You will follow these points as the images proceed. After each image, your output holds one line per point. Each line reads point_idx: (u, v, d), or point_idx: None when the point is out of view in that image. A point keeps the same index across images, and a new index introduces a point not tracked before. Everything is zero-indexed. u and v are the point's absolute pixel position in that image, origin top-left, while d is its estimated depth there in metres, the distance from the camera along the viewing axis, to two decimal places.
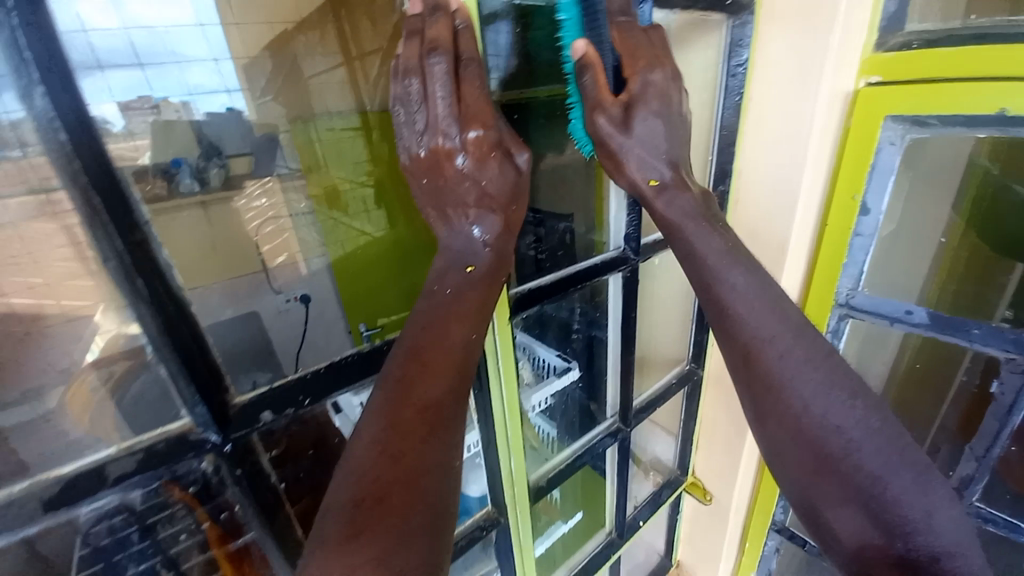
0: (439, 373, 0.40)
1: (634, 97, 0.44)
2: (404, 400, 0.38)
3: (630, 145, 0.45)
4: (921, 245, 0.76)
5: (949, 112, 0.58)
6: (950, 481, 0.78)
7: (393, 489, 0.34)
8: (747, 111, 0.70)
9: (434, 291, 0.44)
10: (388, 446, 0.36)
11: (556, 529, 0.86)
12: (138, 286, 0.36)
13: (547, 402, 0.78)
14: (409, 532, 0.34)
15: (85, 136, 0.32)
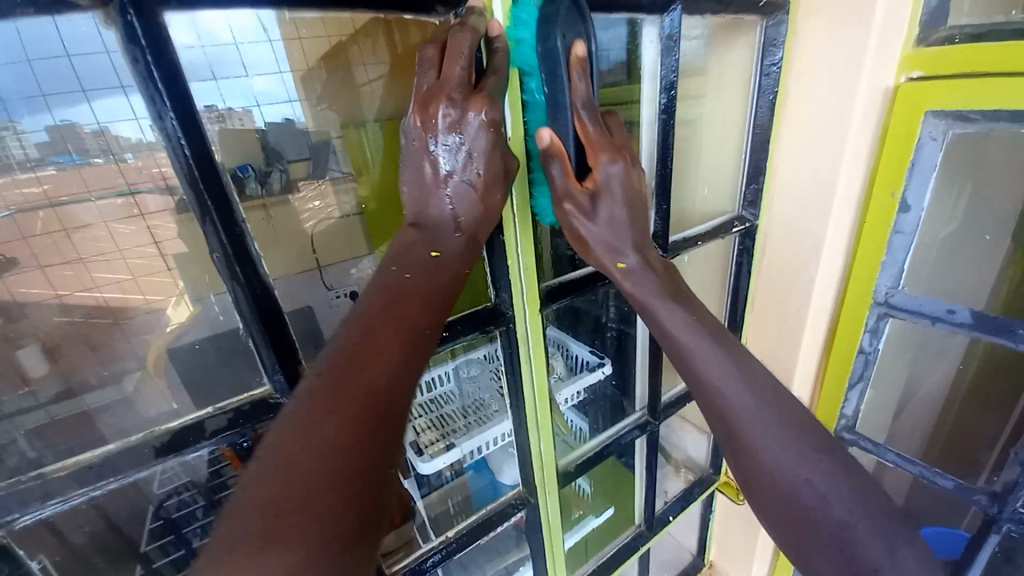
0: (386, 359, 0.38)
1: (600, 187, 0.49)
2: (345, 387, 0.35)
3: (595, 227, 0.52)
4: (974, 246, 0.77)
5: (992, 106, 0.57)
6: (995, 485, 0.74)
7: (334, 479, 0.32)
8: (782, 109, 0.70)
9: (396, 270, 0.43)
10: (325, 435, 0.33)
11: (587, 523, 0.89)
12: (235, 273, 0.42)
13: (580, 397, 0.80)
14: (350, 523, 0.32)
15: (201, 147, 0.39)
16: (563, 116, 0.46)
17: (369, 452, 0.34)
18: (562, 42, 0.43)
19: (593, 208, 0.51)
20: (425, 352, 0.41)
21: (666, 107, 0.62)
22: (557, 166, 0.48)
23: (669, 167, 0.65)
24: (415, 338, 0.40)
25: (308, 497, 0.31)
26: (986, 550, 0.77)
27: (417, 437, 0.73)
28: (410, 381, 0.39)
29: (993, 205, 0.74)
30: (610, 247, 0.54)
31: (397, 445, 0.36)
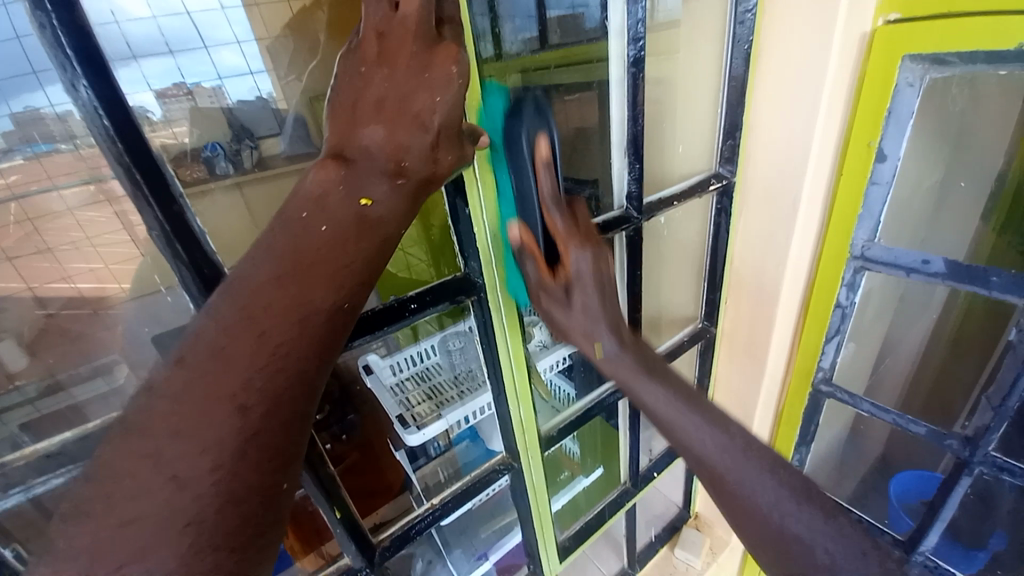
0: (285, 352, 0.34)
1: (572, 281, 0.53)
2: (212, 398, 0.32)
3: (571, 314, 0.55)
4: (950, 196, 0.78)
5: (969, 48, 0.56)
6: (966, 430, 0.77)
7: (198, 517, 0.31)
8: (758, 59, 0.68)
9: (308, 221, 0.36)
10: (185, 462, 0.31)
11: (577, 483, 0.92)
12: (176, 251, 0.41)
13: (565, 363, 0.81)
14: (223, 558, 0.32)
15: (122, 120, 0.37)
16: (532, 216, 0.50)
17: (243, 476, 0.32)
18: (526, 144, 0.45)
19: (566, 297, 0.54)
20: (329, 337, 0.37)
21: (635, 61, 0.62)
22: (528, 257, 0.52)
23: (640, 125, 0.65)
24: (318, 321, 0.36)
25: (164, 541, 0.30)
26: (957, 490, 0.81)
27: (411, 408, 0.73)
28: (307, 379, 0.36)
29: (969, 156, 0.74)
30: (587, 333, 0.56)
31: (283, 458, 0.35)
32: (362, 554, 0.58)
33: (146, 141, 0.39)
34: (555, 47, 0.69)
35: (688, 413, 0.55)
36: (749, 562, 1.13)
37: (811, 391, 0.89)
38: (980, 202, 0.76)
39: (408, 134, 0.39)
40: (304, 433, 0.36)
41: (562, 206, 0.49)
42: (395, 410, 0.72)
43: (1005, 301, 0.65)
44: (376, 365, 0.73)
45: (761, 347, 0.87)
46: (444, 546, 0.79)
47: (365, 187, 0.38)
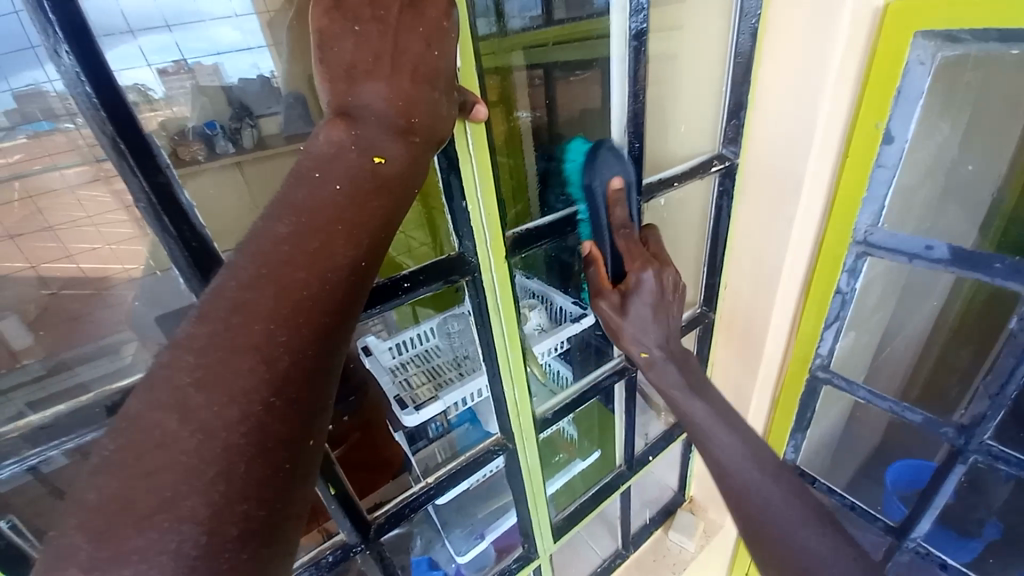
0: (306, 308, 0.33)
1: (628, 291, 0.63)
2: (237, 347, 0.30)
3: (625, 322, 0.65)
4: (957, 179, 0.77)
5: (982, 26, 0.55)
6: (962, 419, 0.76)
7: (225, 469, 0.29)
8: (764, 37, 0.66)
9: (322, 179, 0.35)
10: (212, 412, 0.29)
11: (574, 466, 0.93)
12: (165, 225, 0.40)
13: (564, 346, 0.83)
14: (258, 513, 0.29)
15: (107, 88, 0.36)
16: (601, 237, 0.62)
17: (274, 427, 0.31)
18: (598, 183, 0.60)
19: (623, 306, 0.64)
20: (353, 296, 0.36)
21: (637, 34, 0.60)
22: (594, 270, 0.64)
23: (641, 101, 0.64)
24: (340, 278, 0.35)
25: (191, 492, 0.28)
26: (951, 479, 0.81)
27: (410, 390, 0.74)
28: (332, 336, 0.34)
29: (977, 143, 0.74)
30: (636, 340, 0.66)
31: (311, 414, 0.33)
32: (357, 529, 0.58)
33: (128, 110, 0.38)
34: (558, 24, 0.76)
35: (715, 424, 0.65)
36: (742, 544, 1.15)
37: (808, 377, 0.89)
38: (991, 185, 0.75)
39: (417, 98, 0.39)
40: (329, 392, 0.34)
41: (631, 234, 0.61)
42: (392, 392, 0.74)
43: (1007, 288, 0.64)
44: (375, 347, 0.78)
45: (760, 335, 0.86)
46: (443, 526, 0.82)
47: (377, 144, 0.37)
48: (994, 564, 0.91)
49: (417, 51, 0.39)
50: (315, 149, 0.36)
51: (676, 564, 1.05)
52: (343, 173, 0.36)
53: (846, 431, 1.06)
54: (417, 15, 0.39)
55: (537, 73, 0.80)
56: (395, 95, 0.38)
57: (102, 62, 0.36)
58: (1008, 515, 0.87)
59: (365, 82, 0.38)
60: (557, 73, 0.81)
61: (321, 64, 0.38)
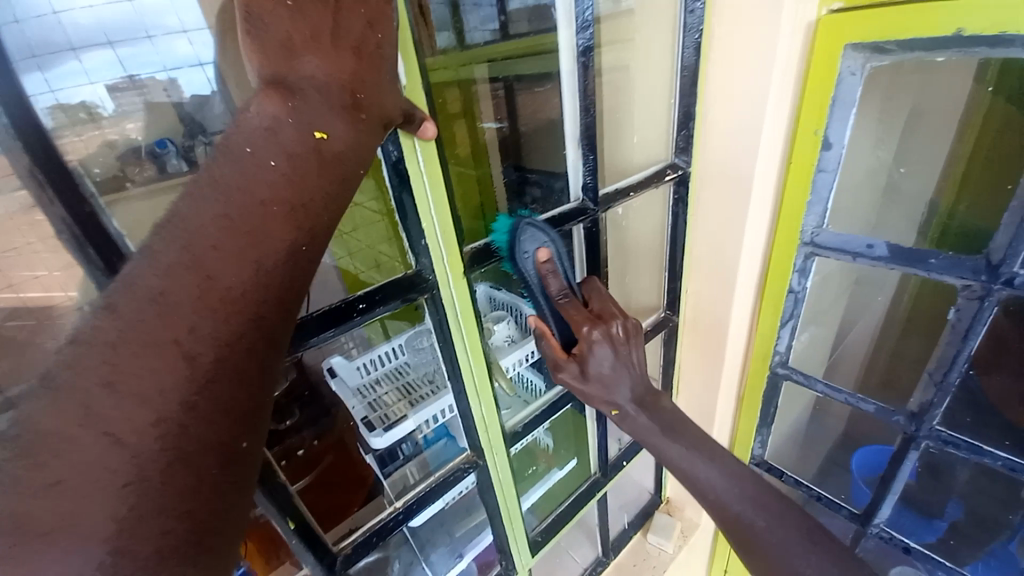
0: (235, 299, 0.32)
1: (581, 357, 0.61)
2: (154, 344, 0.30)
3: (591, 382, 0.64)
4: (901, 182, 0.81)
5: (907, 37, 0.58)
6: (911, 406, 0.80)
7: (140, 474, 0.29)
8: (709, 49, 0.69)
9: (256, 158, 0.34)
10: (129, 418, 0.29)
11: (552, 475, 0.93)
12: (89, 255, 0.38)
13: (534, 356, 0.84)
14: (174, 530, 0.30)
15: (23, 117, 0.35)
16: (547, 313, 0.63)
17: (198, 433, 0.31)
18: (528, 258, 0.59)
19: (583, 371, 0.63)
20: (291, 284, 0.36)
21: (585, 49, 0.62)
22: (545, 342, 0.63)
23: (592, 115, 0.66)
24: (276, 263, 0.35)
25: (101, 500, 0.28)
26: (908, 463, 0.85)
27: (379, 410, 0.73)
28: (264, 330, 0.34)
29: (915, 140, 0.78)
30: (607, 398, 0.65)
31: (238, 416, 0.33)
32: (321, 563, 0.56)
33: (49, 139, 0.37)
34: (513, 38, 0.79)
35: (693, 460, 0.64)
36: (720, 542, 1.16)
37: (768, 373, 0.92)
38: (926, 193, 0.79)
39: (360, 87, 0.39)
40: (264, 385, 0.35)
41: (570, 301, 0.60)
42: (361, 414, 0.73)
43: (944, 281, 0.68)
44: (341, 367, 0.73)
45: (721, 334, 0.89)
46: (420, 548, 0.80)
47: (320, 120, 0.37)
48: (956, 546, 0.95)
49: (358, 31, 0.38)
50: (248, 125, 0.34)
51: (656, 566, 1.06)
52: (278, 149, 0.35)
53: (811, 420, 1.10)
54: (357, 14, 0.38)
55: (499, 85, 0.83)
56: (338, 89, 0.38)
57: (20, 90, 0.35)
58: (965, 493, 0.91)
59: (306, 73, 0.37)
60: (517, 85, 0.81)
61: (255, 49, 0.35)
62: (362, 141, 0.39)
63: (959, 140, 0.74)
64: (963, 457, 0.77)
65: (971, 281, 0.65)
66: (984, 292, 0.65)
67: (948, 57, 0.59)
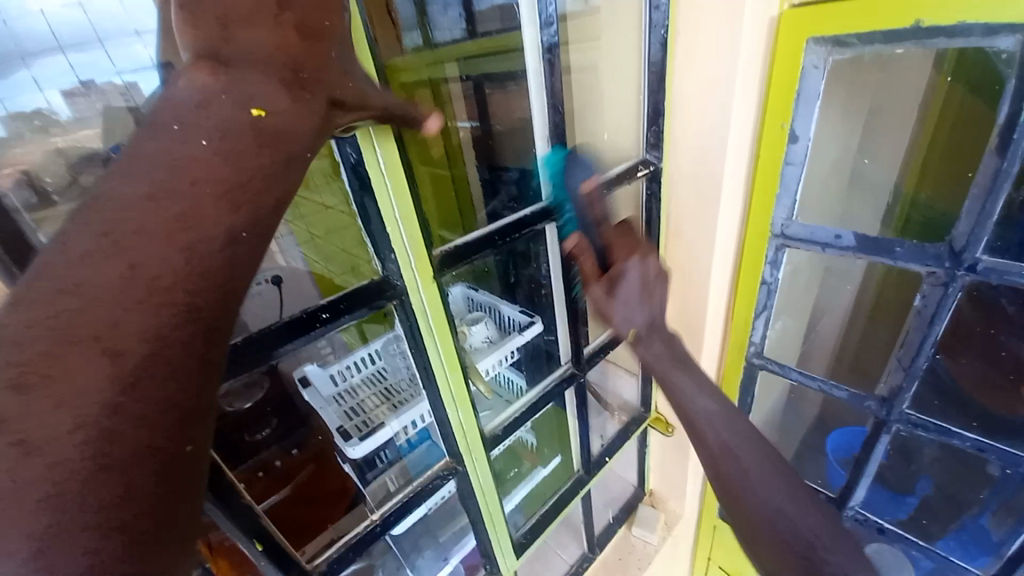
0: (167, 287, 0.29)
1: (615, 277, 0.60)
2: (71, 340, 0.27)
3: (617, 309, 0.60)
4: (868, 171, 0.84)
5: (868, 29, 0.59)
6: (882, 391, 0.82)
7: (58, 488, 0.26)
8: (676, 43, 0.69)
9: (186, 135, 0.31)
10: (44, 425, 0.26)
11: (536, 473, 0.94)
12: (19, 277, 0.38)
13: (514, 356, 0.83)
14: (102, 545, 0.26)
15: None
16: (588, 232, 0.63)
17: (130, 431, 0.28)
18: (576, 184, 0.63)
19: (612, 295, 0.60)
20: (229, 267, 0.32)
21: (550, 47, 0.61)
22: (583, 261, 0.62)
23: (560, 113, 0.66)
24: (211, 248, 0.31)
25: (14, 519, 0.25)
26: (880, 446, 0.88)
27: (356, 418, 0.71)
28: (203, 319, 0.31)
29: (879, 133, 0.80)
30: (627, 323, 0.60)
31: (179, 408, 0.30)
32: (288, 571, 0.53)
33: None
34: (480, 36, 0.78)
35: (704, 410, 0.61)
36: (702, 530, 1.18)
37: (745, 364, 0.93)
38: (892, 178, 0.80)
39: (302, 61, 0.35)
40: (208, 384, 0.32)
41: (611, 226, 0.62)
42: (335, 424, 0.70)
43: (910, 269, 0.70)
44: (316, 376, 0.72)
45: (698, 327, 0.89)
46: (405, 557, 0.78)
47: (261, 95, 0.34)
48: (930, 526, 0.98)
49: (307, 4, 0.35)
50: (177, 98, 0.32)
51: (642, 560, 1.07)
52: (211, 129, 0.32)
53: (787, 406, 1.12)
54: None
55: (469, 84, 0.82)
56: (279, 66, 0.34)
57: None
58: (934, 470, 0.95)
59: (249, 44, 0.33)
60: (487, 84, 0.80)
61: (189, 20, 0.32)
62: (305, 115, 0.35)
63: (917, 128, 0.78)
64: (934, 440, 0.80)
65: (935, 268, 0.67)
66: (947, 279, 0.67)
67: (907, 49, 0.60)
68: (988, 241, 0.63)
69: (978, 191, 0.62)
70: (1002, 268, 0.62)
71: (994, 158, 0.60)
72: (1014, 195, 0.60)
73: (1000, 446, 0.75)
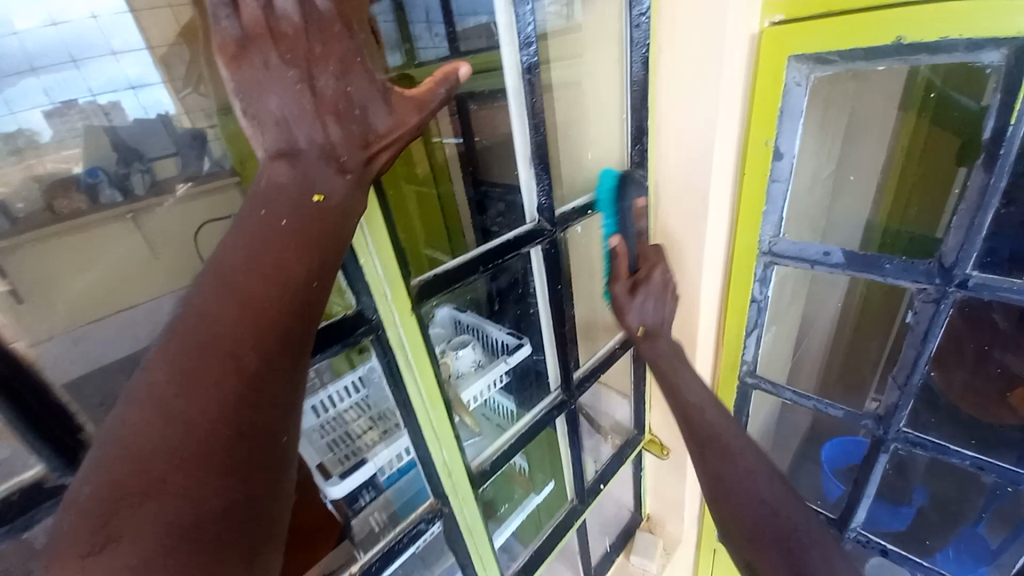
0: (275, 311, 0.35)
1: (639, 281, 0.75)
2: (208, 351, 0.32)
3: (634, 307, 0.75)
4: (856, 185, 0.85)
5: (847, 46, 0.59)
6: (878, 409, 0.80)
7: (204, 454, 0.31)
8: (657, 59, 0.69)
9: (266, 215, 0.36)
10: (191, 407, 0.31)
11: (529, 501, 0.89)
12: None
13: (504, 380, 0.80)
14: (232, 496, 0.32)
15: None
16: (628, 233, 0.74)
17: (246, 421, 0.33)
18: (633, 199, 0.73)
19: (632, 291, 0.75)
20: (306, 303, 0.36)
21: (529, 67, 0.61)
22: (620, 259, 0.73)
23: (542, 134, 0.65)
24: (298, 286, 0.36)
25: (176, 477, 0.30)
26: (879, 466, 0.86)
27: (338, 452, 0.66)
28: (297, 339, 0.36)
29: (859, 147, 0.83)
30: (639, 320, 0.77)
31: (283, 410, 0.35)
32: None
33: None
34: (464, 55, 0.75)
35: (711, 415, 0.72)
36: (701, 552, 1.15)
37: (739, 383, 0.92)
38: (866, 203, 0.84)
39: (342, 149, 0.38)
40: (301, 383, 0.37)
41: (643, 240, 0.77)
42: (312, 459, 0.64)
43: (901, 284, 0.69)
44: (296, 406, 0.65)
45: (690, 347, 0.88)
46: None
47: (320, 181, 0.37)
48: (932, 545, 0.97)
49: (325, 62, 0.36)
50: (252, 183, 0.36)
51: None
52: (285, 206, 0.36)
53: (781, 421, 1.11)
54: (328, 71, 0.36)
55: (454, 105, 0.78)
56: (325, 156, 0.37)
57: None
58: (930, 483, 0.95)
59: (308, 140, 0.37)
60: (471, 103, 0.75)
61: (256, 123, 0.36)
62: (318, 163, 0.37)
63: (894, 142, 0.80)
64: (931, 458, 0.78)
65: (925, 284, 0.66)
66: (939, 295, 0.66)
67: (889, 65, 0.60)
68: (978, 256, 0.63)
69: (966, 207, 0.61)
70: (993, 284, 0.61)
71: (981, 173, 0.59)
72: (1003, 210, 0.60)
73: (999, 464, 0.73)
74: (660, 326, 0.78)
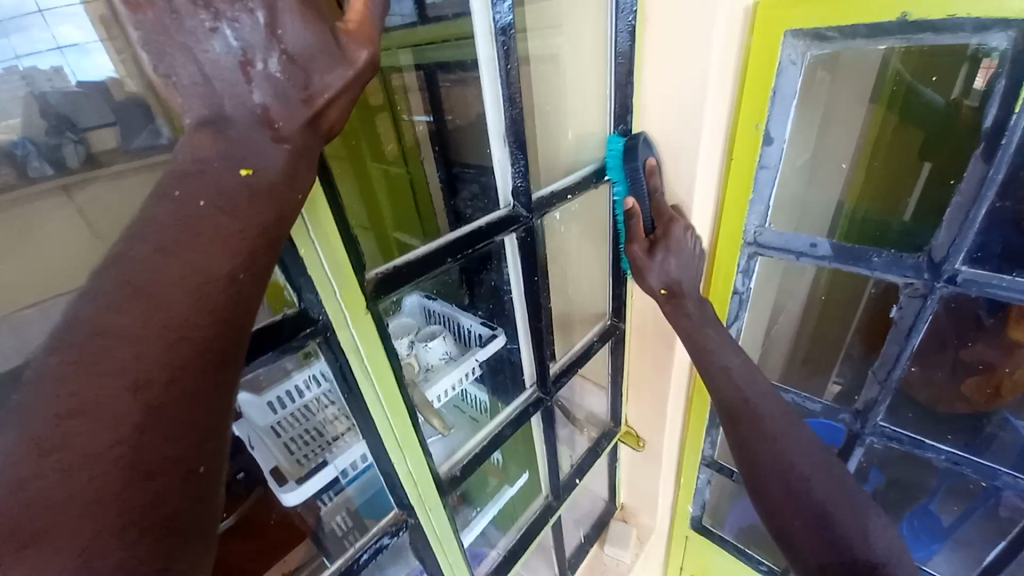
0: (189, 322, 0.29)
1: (659, 239, 0.73)
2: (102, 371, 0.26)
3: (655, 266, 0.74)
4: (830, 173, 0.78)
5: (849, 22, 0.57)
6: (857, 404, 0.82)
7: (101, 492, 0.26)
8: (644, 32, 0.66)
9: (182, 196, 0.30)
10: (82, 442, 0.26)
11: (503, 494, 0.86)
12: None
13: (477, 371, 0.77)
14: (144, 539, 0.27)
15: None
16: (641, 195, 0.72)
17: (154, 455, 0.28)
18: (638, 160, 0.69)
19: (652, 251, 0.73)
20: (234, 310, 0.31)
21: (504, 28, 0.54)
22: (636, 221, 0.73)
23: (518, 106, 0.59)
24: (216, 291, 0.29)
25: (71, 517, 0.25)
26: (852, 460, 0.87)
27: (293, 454, 0.62)
28: (217, 354, 0.30)
29: (834, 131, 0.75)
30: (665, 281, 0.74)
31: (206, 431, 0.30)
32: None
33: None
34: (432, 23, 0.67)
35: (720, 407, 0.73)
36: (674, 540, 1.16)
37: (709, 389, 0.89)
38: (837, 187, 0.78)
39: (277, 113, 0.32)
40: (229, 401, 0.31)
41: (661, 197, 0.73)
42: (268, 463, 0.60)
43: (888, 279, 0.69)
44: (250, 406, 0.60)
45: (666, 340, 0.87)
46: None
47: (251, 154, 0.31)
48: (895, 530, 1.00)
49: None
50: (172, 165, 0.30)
51: None
52: (208, 188, 0.30)
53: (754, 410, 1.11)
54: (252, 14, 0.30)
55: (422, 74, 0.75)
56: (257, 123, 0.31)
57: None
58: None
59: (234, 104, 0.31)
60: (439, 75, 0.72)
61: (173, 83, 0.30)
62: (252, 129, 0.31)
63: (863, 131, 0.74)
64: (907, 451, 0.81)
65: (913, 278, 0.66)
66: (927, 291, 0.66)
67: (891, 44, 0.58)
68: (969, 251, 0.62)
69: (962, 198, 0.61)
70: (983, 279, 0.61)
71: (980, 163, 0.58)
72: (997, 203, 0.59)
73: (975, 460, 0.76)
74: (683, 284, 0.74)
